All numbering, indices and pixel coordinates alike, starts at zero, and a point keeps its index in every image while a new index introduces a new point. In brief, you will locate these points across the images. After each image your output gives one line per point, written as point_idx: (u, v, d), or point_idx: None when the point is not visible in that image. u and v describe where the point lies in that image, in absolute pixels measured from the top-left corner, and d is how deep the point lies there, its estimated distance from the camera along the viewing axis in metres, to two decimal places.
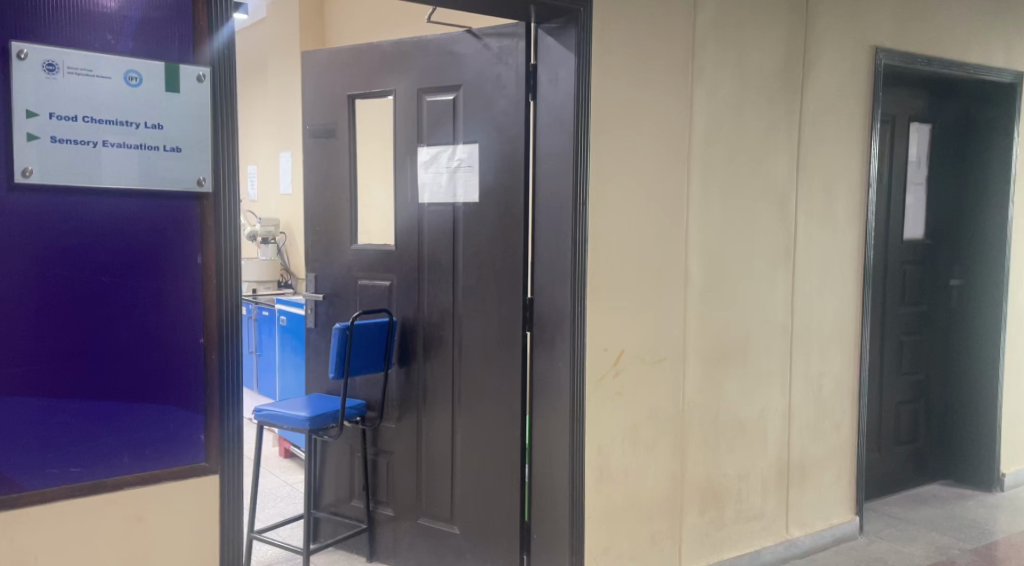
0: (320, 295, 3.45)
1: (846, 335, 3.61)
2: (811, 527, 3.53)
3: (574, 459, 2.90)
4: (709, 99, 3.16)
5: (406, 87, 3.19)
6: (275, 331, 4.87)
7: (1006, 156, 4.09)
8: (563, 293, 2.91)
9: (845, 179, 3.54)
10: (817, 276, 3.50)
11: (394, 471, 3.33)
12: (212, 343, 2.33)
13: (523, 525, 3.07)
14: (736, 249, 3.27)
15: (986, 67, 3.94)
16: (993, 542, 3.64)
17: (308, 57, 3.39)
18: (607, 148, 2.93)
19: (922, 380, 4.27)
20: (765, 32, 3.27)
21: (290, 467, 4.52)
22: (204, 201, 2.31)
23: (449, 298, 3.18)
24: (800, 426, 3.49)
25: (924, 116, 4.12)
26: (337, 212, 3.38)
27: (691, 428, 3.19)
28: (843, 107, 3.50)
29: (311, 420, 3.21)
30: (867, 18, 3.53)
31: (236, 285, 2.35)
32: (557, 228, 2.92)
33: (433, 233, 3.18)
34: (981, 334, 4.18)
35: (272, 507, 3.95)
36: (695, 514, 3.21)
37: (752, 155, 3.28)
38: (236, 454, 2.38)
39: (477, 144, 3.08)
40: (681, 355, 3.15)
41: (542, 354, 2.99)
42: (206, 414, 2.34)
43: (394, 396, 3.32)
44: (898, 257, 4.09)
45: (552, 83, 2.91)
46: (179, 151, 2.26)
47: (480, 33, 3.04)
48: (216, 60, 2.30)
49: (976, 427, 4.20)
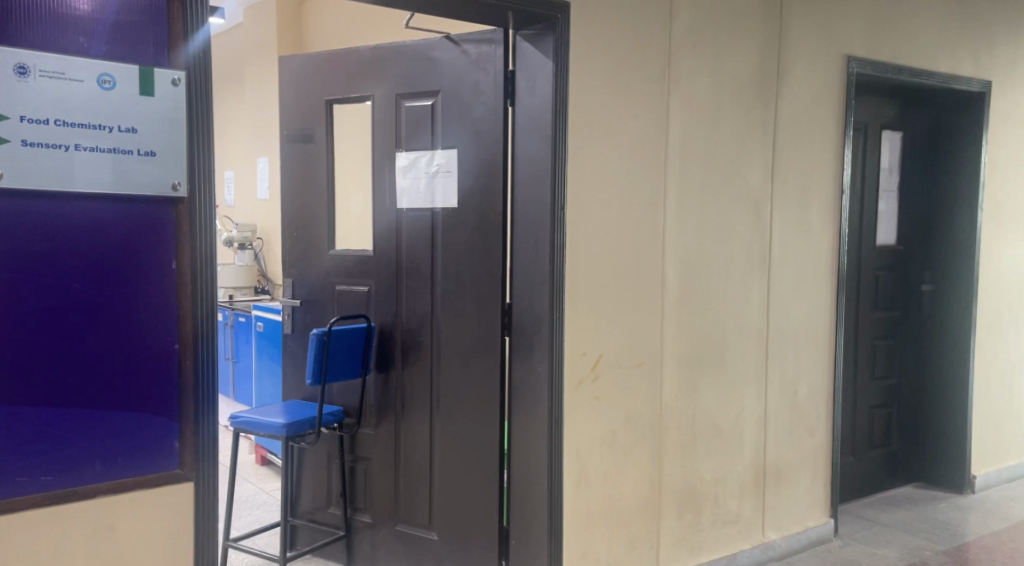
0: (297, 300, 3.43)
1: (821, 339, 3.66)
2: (786, 530, 3.57)
3: (552, 465, 2.91)
4: (686, 106, 3.19)
5: (385, 93, 3.19)
6: (251, 337, 4.84)
7: (975, 163, 4.18)
8: (542, 298, 2.92)
9: (819, 186, 3.59)
10: (793, 281, 3.55)
11: (372, 478, 3.32)
12: (187, 349, 2.30)
13: (502, 530, 3.07)
14: (713, 255, 3.31)
15: (955, 77, 4.02)
16: (964, 544, 3.70)
17: (285, 62, 3.37)
18: (585, 154, 2.95)
19: (895, 383, 4.34)
20: (740, 41, 3.32)
21: (267, 474, 4.48)
22: (179, 206, 2.28)
23: (427, 304, 3.17)
24: (776, 430, 3.53)
25: (896, 124, 4.19)
26: (314, 217, 3.36)
27: (669, 433, 3.21)
28: (816, 115, 3.56)
29: (288, 427, 3.19)
30: (840, 27, 3.59)
31: (212, 291, 2.32)
32: (536, 234, 2.93)
33: (411, 239, 3.17)
34: (952, 338, 4.26)
35: (248, 515, 3.92)
36: (674, 518, 3.23)
37: (727, 161, 3.32)
38: (213, 461, 2.34)
39: (456, 149, 3.08)
40: (658, 360, 3.18)
41: (520, 358, 3.00)
42: (181, 420, 2.31)
43: (372, 402, 3.31)
44: (871, 263, 4.16)
45: (530, 89, 2.93)
46: (153, 155, 2.23)
47: (458, 39, 3.04)
48: (192, 64, 2.27)
49: (948, 430, 4.28)
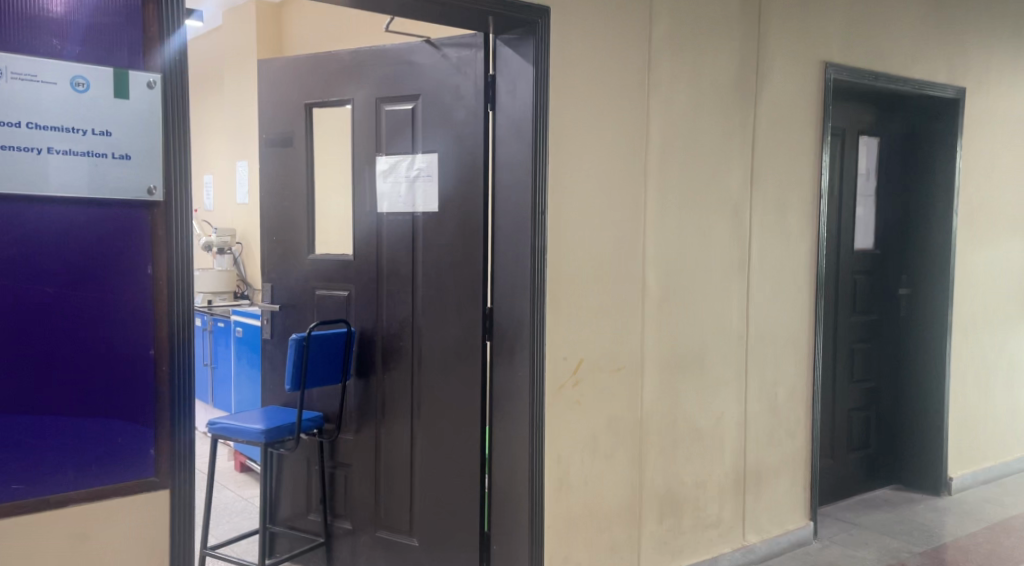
0: (276, 305, 3.40)
1: (800, 342, 3.69)
2: (766, 533, 3.59)
3: (533, 469, 2.91)
4: (666, 111, 3.20)
5: (364, 97, 3.17)
6: (230, 342, 4.79)
7: (949, 168, 4.24)
8: (523, 303, 2.92)
9: (797, 190, 3.62)
10: (773, 285, 3.57)
11: (352, 484, 3.29)
12: (163, 354, 2.26)
13: (483, 535, 3.07)
14: (693, 259, 3.32)
15: (930, 83, 4.08)
16: (940, 545, 3.74)
17: (264, 65, 3.35)
18: (567, 159, 2.95)
19: (873, 387, 4.39)
20: (719, 47, 3.34)
21: (246, 481, 4.44)
22: (155, 210, 2.25)
23: (408, 308, 3.15)
24: (756, 434, 3.55)
25: (872, 130, 4.24)
26: (294, 221, 3.34)
27: (650, 437, 3.22)
28: (795, 120, 3.59)
29: (267, 433, 3.16)
30: (817, 34, 3.63)
31: (189, 296, 2.29)
32: (517, 239, 2.93)
33: (392, 243, 3.16)
34: (928, 341, 4.31)
35: (227, 522, 3.88)
36: (655, 522, 3.24)
37: (707, 166, 3.34)
38: (190, 468, 2.31)
39: (436, 154, 3.07)
40: (640, 364, 3.18)
41: (502, 362, 3.00)
42: (156, 428, 2.27)
43: (352, 408, 3.29)
44: (849, 267, 4.20)
45: (510, 94, 2.93)
46: (128, 158, 2.20)
47: (438, 43, 3.03)
48: (168, 68, 2.24)
49: (924, 432, 4.33)
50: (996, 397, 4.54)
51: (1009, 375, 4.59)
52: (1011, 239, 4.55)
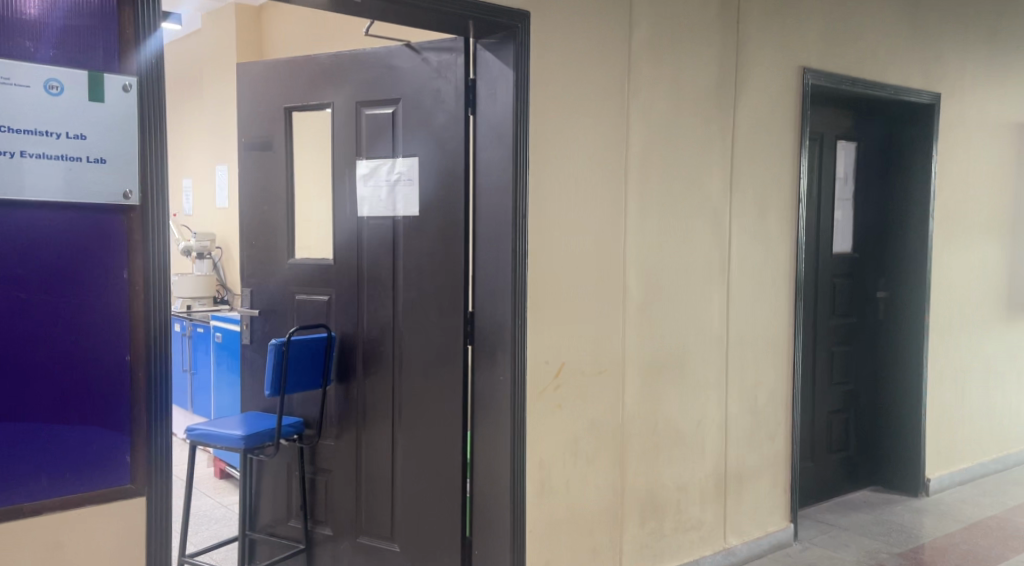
0: (256, 310, 3.39)
1: (779, 346, 3.71)
2: (747, 535, 3.60)
3: (515, 474, 2.90)
4: (646, 115, 3.21)
5: (345, 100, 3.16)
6: (210, 348, 4.76)
7: (926, 173, 4.28)
8: (504, 307, 2.91)
9: (776, 194, 3.64)
10: (752, 288, 3.59)
11: (333, 490, 3.27)
12: (139, 360, 2.24)
13: (465, 540, 3.06)
14: (673, 263, 3.33)
15: (906, 89, 4.12)
16: (919, 546, 3.77)
17: (243, 68, 3.34)
18: (548, 163, 2.95)
19: (852, 389, 4.42)
20: (698, 51, 3.35)
21: (225, 488, 4.41)
22: (131, 214, 2.23)
23: (389, 313, 3.14)
24: (736, 436, 3.56)
25: (850, 135, 4.27)
26: (273, 226, 3.32)
27: (631, 440, 3.22)
28: (773, 125, 3.61)
29: (246, 439, 3.17)
30: (795, 40, 3.65)
31: (166, 303, 2.27)
32: (498, 243, 2.93)
33: (372, 248, 3.15)
34: (906, 344, 4.35)
35: (206, 530, 3.85)
36: (636, 525, 3.24)
37: (687, 170, 3.35)
38: (167, 475, 2.29)
39: (417, 158, 3.06)
40: (621, 367, 3.19)
41: (483, 367, 2.99)
42: (133, 435, 2.25)
43: (332, 414, 3.28)
44: (828, 270, 4.23)
45: (491, 98, 2.93)
46: (103, 162, 2.18)
47: (419, 47, 3.03)
48: (144, 71, 2.22)
49: (903, 434, 4.36)
50: (973, 399, 4.58)
51: (985, 377, 4.63)
52: (986, 243, 4.60)
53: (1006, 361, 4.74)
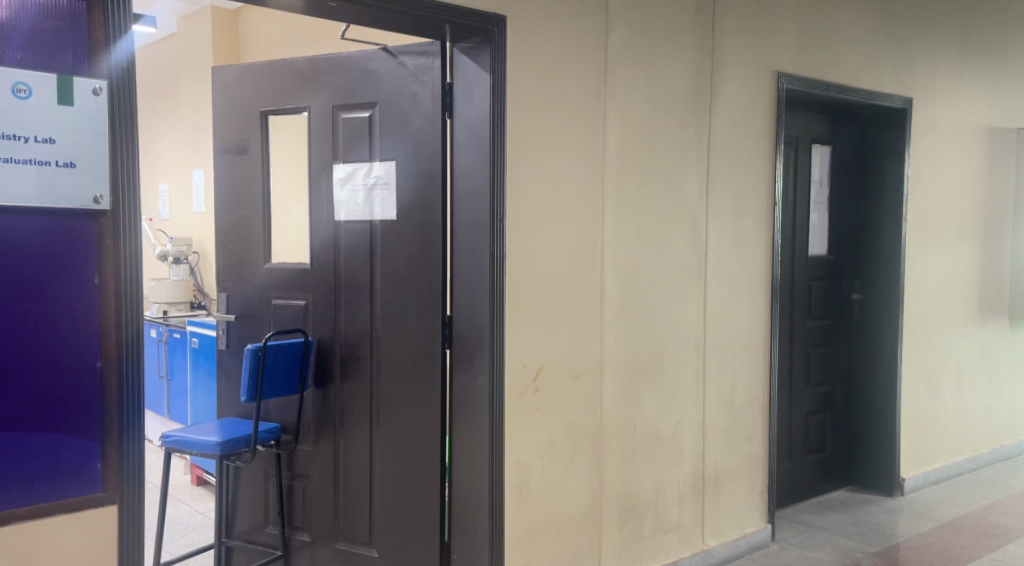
0: (232, 315, 3.37)
1: (756, 348, 3.73)
2: (725, 536, 3.61)
3: (492, 478, 2.90)
4: (622, 119, 3.22)
5: (321, 104, 3.16)
6: (186, 354, 4.72)
7: (899, 176, 4.33)
8: (482, 311, 2.91)
9: (752, 197, 3.67)
10: (729, 291, 3.61)
11: (310, 496, 3.26)
12: (111, 367, 2.22)
13: (443, 545, 3.05)
14: (650, 266, 3.34)
15: (879, 93, 4.16)
16: (894, 545, 3.80)
17: (218, 72, 3.32)
18: (525, 167, 2.95)
19: (828, 390, 4.45)
20: (674, 55, 3.37)
21: (202, 495, 4.37)
22: (102, 219, 2.21)
23: (366, 318, 3.14)
24: (714, 438, 3.58)
25: (825, 139, 4.31)
26: (249, 230, 3.31)
27: (610, 442, 3.23)
28: (748, 128, 3.63)
29: (222, 445, 3.16)
30: (769, 44, 3.68)
31: (138, 309, 2.24)
32: (475, 246, 2.92)
33: (349, 252, 3.14)
34: (881, 345, 4.39)
35: (182, 538, 3.82)
36: (615, 528, 3.25)
37: (663, 174, 3.37)
38: (139, 483, 2.27)
39: (394, 161, 3.05)
40: (599, 370, 3.19)
41: (461, 371, 2.99)
42: (105, 442, 2.22)
43: (310, 419, 3.27)
44: (804, 273, 4.27)
45: (467, 102, 2.92)
46: (73, 166, 2.16)
47: (396, 51, 3.03)
48: (115, 74, 2.20)
49: (879, 434, 4.40)
50: (947, 400, 4.63)
51: (958, 377, 4.68)
52: (958, 244, 4.65)
53: (978, 362, 4.79)
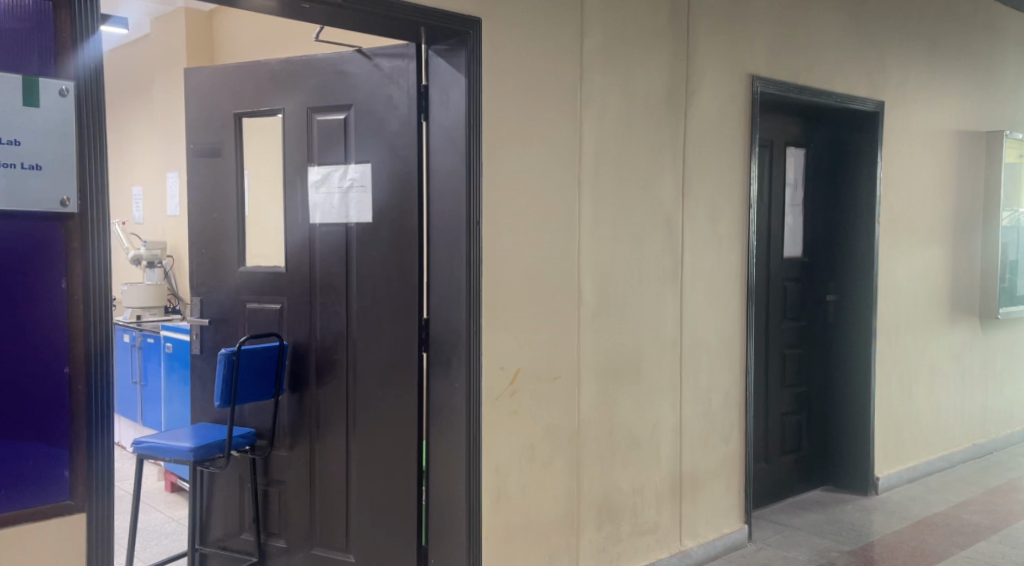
0: (206, 319, 3.34)
1: (732, 349, 3.74)
2: (703, 537, 3.62)
3: (469, 482, 2.89)
4: (598, 121, 3.23)
5: (296, 106, 3.14)
6: (161, 358, 4.67)
7: (871, 179, 4.37)
8: (459, 315, 2.90)
9: (727, 200, 3.68)
10: (705, 291, 3.62)
11: (286, 502, 3.23)
12: (79, 372, 2.18)
13: (420, 549, 3.03)
14: (627, 268, 3.35)
15: (851, 97, 4.20)
16: (869, 544, 3.83)
17: (191, 74, 3.29)
18: (501, 170, 2.94)
19: (804, 391, 4.47)
20: (649, 58, 3.37)
21: (176, 501, 4.33)
22: (70, 221, 2.17)
23: (342, 322, 3.12)
24: (691, 439, 3.58)
25: (799, 141, 4.34)
26: (223, 233, 3.28)
27: (587, 445, 3.23)
28: (723, 131, 3.65)
29: (195, 451, 3.14)
30: (744, 48, 3.70)
31: (107, 313, 2.21)
32: (452, 249, 2.91)
33: (325, 255, 3.12)
34: (856, 346, 4.42)
35: (155, 545, 3.77)
36: (593, 530, 3.24)
37: (639, 176, 3.37)
38: (108, 490, 2.23)
39: (369, 164, 3.04)
40: (576, 373, 3.19)
41: (437, 374, 2.97)
42: (72, 449, 2.19)
43: (285, 424, 3.25)
44: (779, 275, 4.29)
45: (443, 103, 2.91)
46: (39, 168, 2.12)
47: (371, 53, 3.01)
48: (82, 75, 2.17)
49: (854, 434, 4.43)
50: (920, 399, 4.67)
51: (931, 377, 4.73)
52: (930, 246, 4.70)
53: (950, 361, 4.84)
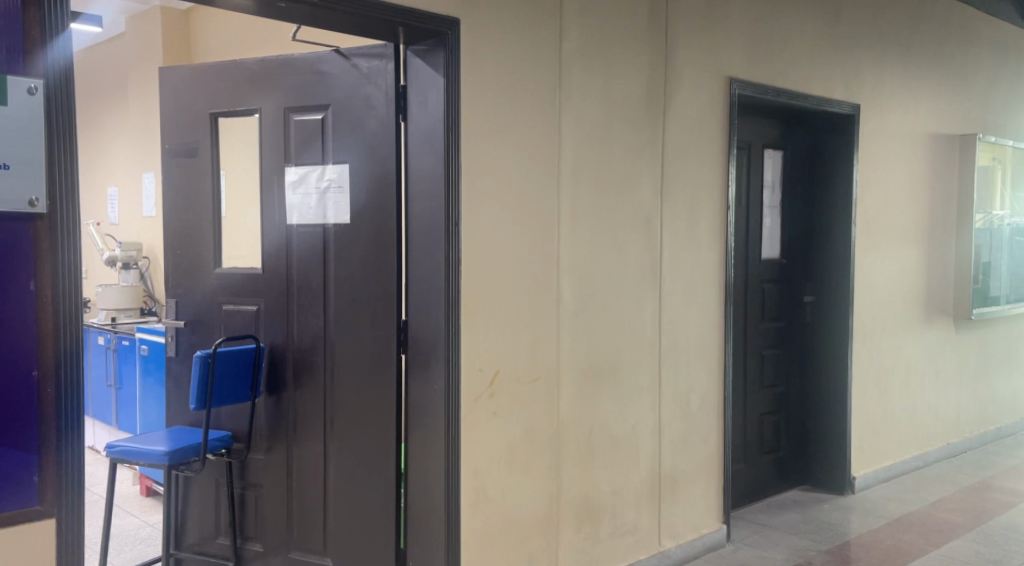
0: (181, 322, 3.31)
1: (710, 350, 3.75)
2: (682, 538, 3.62)
3: (448, 484, 2.87)
4: (577, 123, 3.22)
5: (273, 106, 3.11)
6: (136, 361, 4.62)
7: (848, 181, 4.40)
8: (438, 315, 2.88)
9: (705, 202, 3.69)
10: (684, 292, 3.62)
11: (262, 506, 3.21)
12: (48, 376, 2.15)
13: (399, 552, 3.00)
14: (606, 270, 3.34)
15: (828, 100, 4.22)
16: (845, 542, 3.85)
17: (166, 73, 3.26)
18: (479, 170, 2.93)
19: (781, 392, 4.50)
20: (628, 61, 3.38)
21: (151, 506, 4.28)
22: (38, 222, 2.14)
23: (320, 323, 3.10)
24: (670, 440, 3.59)
25: (777, 144, 4.36)
26: (199, 234, 3.25)
27: (567, 446, 3.22)
28: (702, 133, 3.66)
29: (170, 455, 3.15)
30: (722, 50, 3.71)
31: (77, 316, 2.18)
32: (430, 250, 2.89)
33: (302, 256, 3.10)
34: (833, 347, 4.45)
35: (129, 551, 3.73)
36: (572, 531, 3.23)
37: (618, 177, 3.37)
38: (79, 495, 2.20)
39: (347, 165, 3.02)
40: (556, 375, 3.19)
41: (416, 375, 2.95)
42: (41, 454, 2.15)
43: (262, 426, 3.22)
44: (757, 276, 4.31)
45: (421, 104, 2.89)
46: (7, 168, 2.09)
47: (348, 53, 2.99)
48: (51, 73, 2.14)
49: (831, 434, 4.45)
50: (895, 400, 4.70)
51: (906, 377, 4.76)
52: (905, 247, 4.74)
53: (925, 362, 4.87)
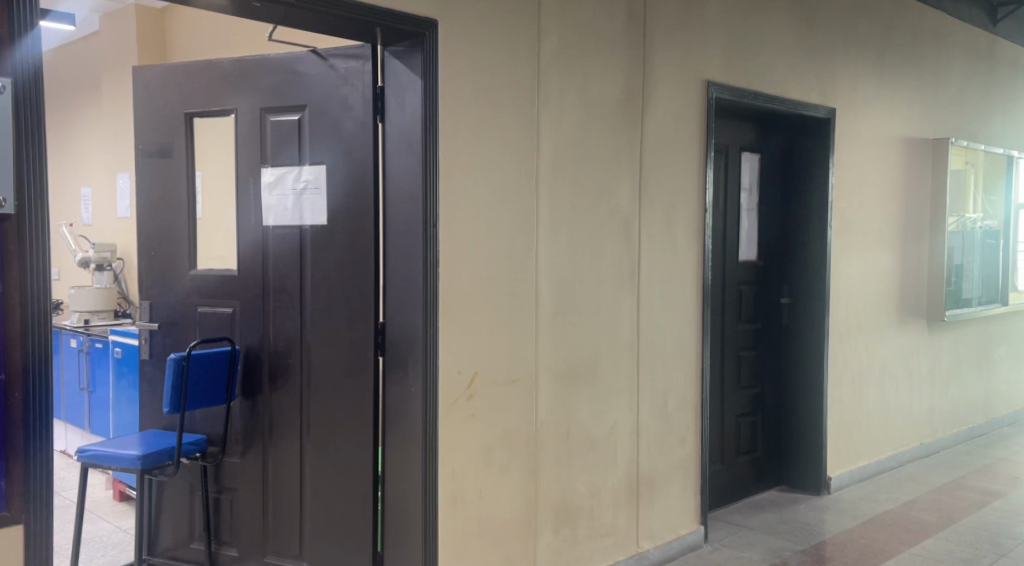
0: (155, 324, 3.28)
1: (688, 351, 3.75)
2: (660, 539, 3.62)
3: (426, 486, 2.85)
4: (555, 125, 3.22)
5: (249, 106, 3.09)
6: (109, 364, 4.56)
7: (824, 184, 4.43)
8: (415, 317, 2.86)
9: (682, 204, 3.70)
10: (661, 294, 3.63)
11: (237, 509, 3.18)
12: (14, 380, 2.11)
13: (376, 554, 2.98)
14: (584, 271, 3.34)
15: (803, 103, 4.25)
16: (821, 542, 3.87)
17: (140, 72, 3.22)
18: (457, 172, 2.92)
19: (758, 393, 4.52)
20: (606, 63, 3.38)
21: (124, 511, 4.23)
22: (6, 223, 2.10)
23: (297, 325, 3.08)
24: (647, 441, 3.59)
25: (754, 146, 4.38)
26: (174, 235, 3.22)
27: (545, 447, 3.21)
28: (679, 135, 3.67)
29: (142, 459, 3.13)
30: (699, 53, 3.72)
31: (46, 318, 2.14)
32: (408, 252, 2.88)
33: (278, 258, 3.08)
34: (809, 348, 4.47)
35: (101, 556, 3.68)
36: (550, 532, 3.23)
37: (596, 179, 3.37)
38: (46, 500, 2.16)
39: (324, 165, 2.99)
40: (533, 376, 3.18)
41: (393, 377, 2.94)
42: (8, 458, 2.12)
43: (237, 429, 3.20)
44: (734, 278, 4.33)
45: (399, 105, 2.88)
46: None
47: (325, 53, 2.97)
48: (20, 72, 2.10)
49: (807, 435, 4.48)
50: (870, 400, 4.74)
51: (881, 378, 4.80)
52: (879, 250, 4.78)
53: (899, 363, 4.92)
